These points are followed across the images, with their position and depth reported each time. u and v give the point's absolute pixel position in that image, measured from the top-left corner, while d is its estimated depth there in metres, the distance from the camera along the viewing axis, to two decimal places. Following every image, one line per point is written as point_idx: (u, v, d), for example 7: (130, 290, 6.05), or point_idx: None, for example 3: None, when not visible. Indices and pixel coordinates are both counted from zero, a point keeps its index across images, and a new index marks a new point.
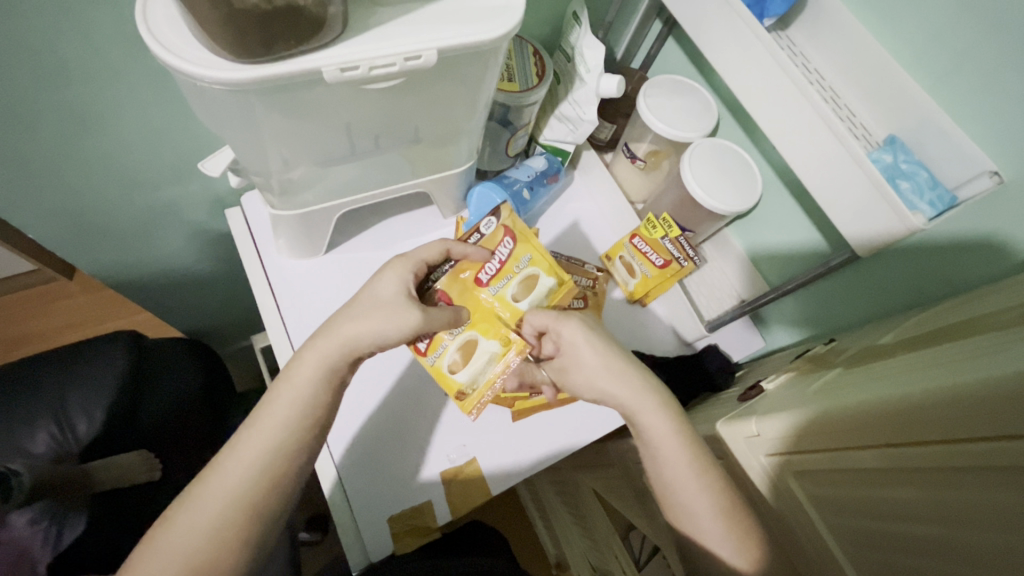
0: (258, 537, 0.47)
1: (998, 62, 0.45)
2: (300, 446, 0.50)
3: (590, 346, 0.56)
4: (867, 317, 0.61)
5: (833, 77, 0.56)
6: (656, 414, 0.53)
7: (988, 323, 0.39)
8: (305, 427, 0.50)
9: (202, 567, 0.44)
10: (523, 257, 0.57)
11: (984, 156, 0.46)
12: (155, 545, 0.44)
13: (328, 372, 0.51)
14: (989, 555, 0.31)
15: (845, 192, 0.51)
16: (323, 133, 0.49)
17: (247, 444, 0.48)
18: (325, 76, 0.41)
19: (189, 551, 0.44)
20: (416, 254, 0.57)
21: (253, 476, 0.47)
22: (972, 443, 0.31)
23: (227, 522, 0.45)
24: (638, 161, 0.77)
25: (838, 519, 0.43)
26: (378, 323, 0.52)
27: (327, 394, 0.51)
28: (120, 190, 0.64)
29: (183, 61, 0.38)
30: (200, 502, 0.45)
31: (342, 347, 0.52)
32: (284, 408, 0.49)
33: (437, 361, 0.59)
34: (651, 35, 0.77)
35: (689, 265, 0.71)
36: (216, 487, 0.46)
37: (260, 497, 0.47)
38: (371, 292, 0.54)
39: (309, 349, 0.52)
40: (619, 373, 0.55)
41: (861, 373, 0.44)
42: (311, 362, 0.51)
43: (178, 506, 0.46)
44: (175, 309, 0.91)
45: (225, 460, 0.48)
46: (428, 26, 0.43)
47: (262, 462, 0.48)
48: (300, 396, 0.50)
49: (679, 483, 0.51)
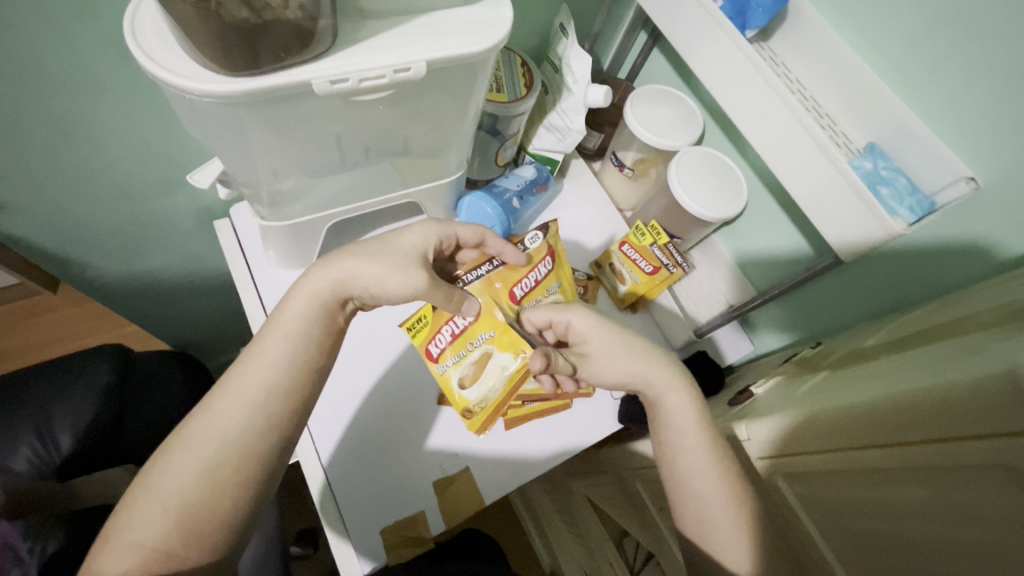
0: (256, 482, 0.48)
1: (966, 75, 0.46)
2: (292, 388, 0.50)
3: (602, 332, 0.57)
4: (851, 320, 0.62)
5: (813, 86, 0.58)
6: (684, 403, 0.55)
7: (971, 323, 0.39)
8: (296, 364, 0.50)
9: (195, 509, 0.45)
10: (553, 283, 0.62)
11: (961, 163, 0.48)
12: (149, 487, 0.45)
13: (320, 310, 0.52)
14: (992, 557, 0.31)
15: (828, 198, 0.52)
16: (313, 143, 0.49)
17: (237, 388, 0.48)
18: (314, 89, 0.41)
19: (183, 494, 0.45)
20: (454, 227, 0.58)
21: (246, 416, 0.47)
22: (965, 442, 0.32)
23: (222, 464, 0.46)
24: (626, 169, 0.78)
25: (833, 523, 0.43)
26: (380, 270, 0.52)
27: (320, 333, 0.52)
28: (105, 203, 0.63)
29: (173, 75, 0.38)
30: (192, 445, 0.46)
31: (335, 283, 0.52)
32: (275, 346, 0.50)
33: (450, 369, 0.59)
34: (637, 46, 0.78)
35: (678, 272, 0.72)
36: (207, 432, 0.46)
37: (252, 443, 0.47)
38: (391, 240, 0.55)
39: (303, 283, 0.52)
40: (644, 356, 0.56)
41: (847, 374, 0.45)
42: (302, 295, 0.51)
43: (167, 452, 0.46)
44: (163, 322, 0.90)
45: (217, 401, 0.48)
46: (416, 38, 0.44)
47: (253, 401, 0.48)
48: (290, 333, 0.50)
49: (687, 452, 0.52)
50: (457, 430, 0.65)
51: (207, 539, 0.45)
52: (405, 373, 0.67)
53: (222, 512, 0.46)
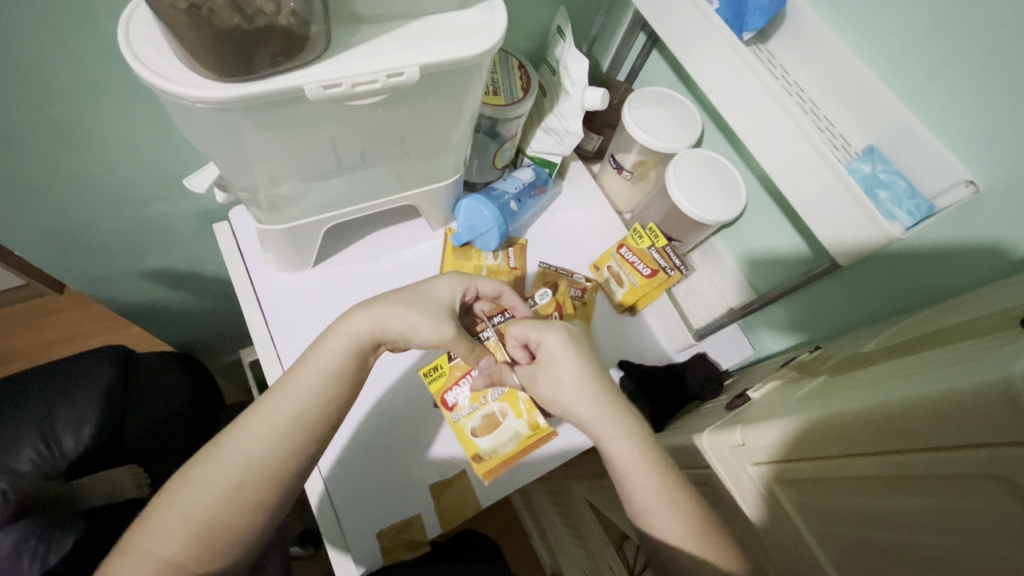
0: (273, 503, 0.48)
1: (969, 77, 0.46)
2: (323, 418, 0.50)
3: (565, 360, 0.56)
4: (852, 323, 0.62)
5: (811, 88, 0.57)
6: (621, 437, 0.53)
7: (970, 330, 0.39)
8: (328, 395, 0.51)
9: (211, 527, 0.45)
10: None
11: (960, 166, 0.47)
12: (177, 496, 0.45)
13: (356, 350, 0.52)
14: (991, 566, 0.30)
15: (828, 202, 0.51)
16: (308, 147, 0.49)
17: (274, 412, 0.49)
18: (307, 94, 0.41)
19: (206, 511, 0.45)
20: (476, 280, 0.60)
21: (275, 441, 0.48)
22: (964, 451, 0.31)
23: (244, 482, 0.46)
24: (625, 171, 0.77)
25: (829, 528, 0.42)
26: (417, 318, 0.53)
27: (354, 373, 0.52)
28: (106, 207, 0.64)
29: (167, 82, 0.38)
30: (218, 462, 0.47)
31: (373, 326, 0.53)
32: (311, 377, 0.50)
33: (463, 419, 0.63)
34: (636, 48, 0.78)
35: (677, 274, 0.72)
36: (237, 449, 0.47)
37: (269, 467, 0.47)
38: (423, 288, 0.56)
39: (344, 323, 0.53)
40: (590, 391, 0.55)
41: (843, 381, 0.45)
42: (342, 334, 0.52)
43: (193, 468, 0.47)
44: (165, 323, 0.91)
45: (250, 423, 0.48)
46: (409, 42, 0.43)
47: (282, 426, 0.48)
48: (329, 367, 0.51)
49: (640, 493, 0.51)
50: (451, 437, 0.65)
51: (220, 557, 0.45)
52: (402, 376, 0.67)
53: (241, 529, 0.46)
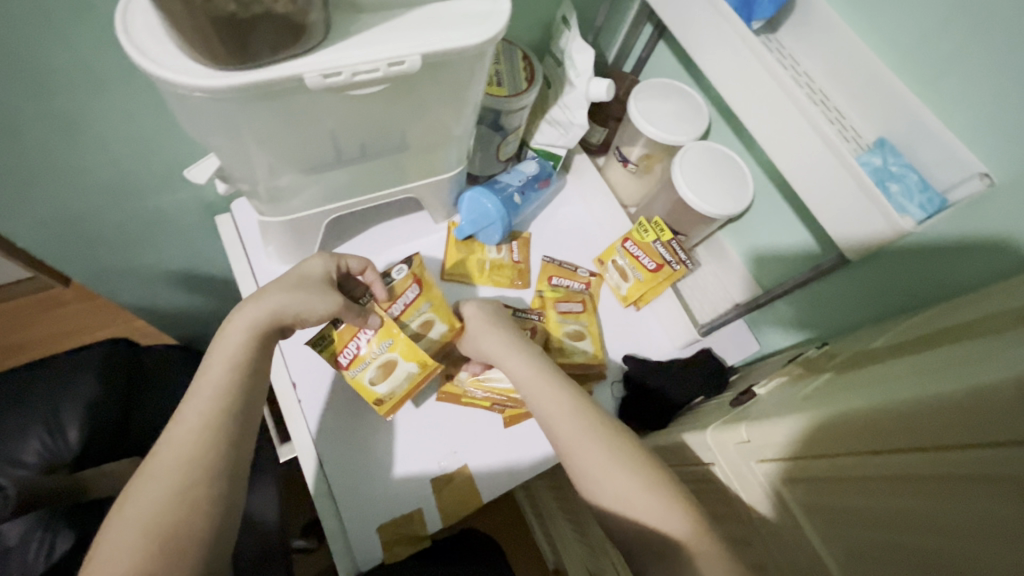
0: (227, 493, 0.43)
1: (983, 67, 0.45)
2: (246, 398, 0.48)
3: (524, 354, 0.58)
4: (860, 320, 0.61)
5: (821, 79, 0.56)
6: (567, 415, 0.52)
7: (983, 326, 0.38)
8: (242, 380, 0.48)
9: (169, 530, 0.39)
10: (581, 321, 0.70)
11: (974, 159, 0.46)
12: (118, 521, 0.39)
13: (259, 337, 0.51)
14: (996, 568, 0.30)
15: (836, 195, 0.50)
16: (309, 138, 0.49)
17: (194, 408, 0.46)
18: (307, 83, 0.41)
19: (160, 516, 0.39)
20: (342, 257, 0.60)
21: (210, 430, 0.44)
22: (972, 450, 0.31)
23: (193, 478, 0.42)
24: (630, 164, 0.76)
25: (833, 527, 0.41)
26: (308, 295, 0.54)
27: (259, 355, 0.51)
28: (108, 199, 0.64)
29: (163, 71, 0.38)
30: (158, 470, 0.42)
31: (271, 315, 0.52)
32: (219, 368, 0.48)
33: (355, 373, 0.60)
34: (642, 39, 0.77)
35: (682, 268, 0.70)
36: (170, 452, 0.43)
37: (215, 454, 0.43)
38: (298, 273, 0.56)
39: (238, 313, 0.51)
40: (552, 386, 0.55)
41: (851, 378, 0.44)
42: (240, 325, 0.50)
43: (132, 486, 0.41)
44: (169, 316, 0.91)
45: (175, 426, 0.45)
46: (410, 31, 0.43)
47: (211, 414, 0.45)
48: (232, 354, 0.49)
49: (605, 478, 0.48)
50: (413, 452, 0.63)
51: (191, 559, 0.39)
52: None
53: (205, 525, 0.40)
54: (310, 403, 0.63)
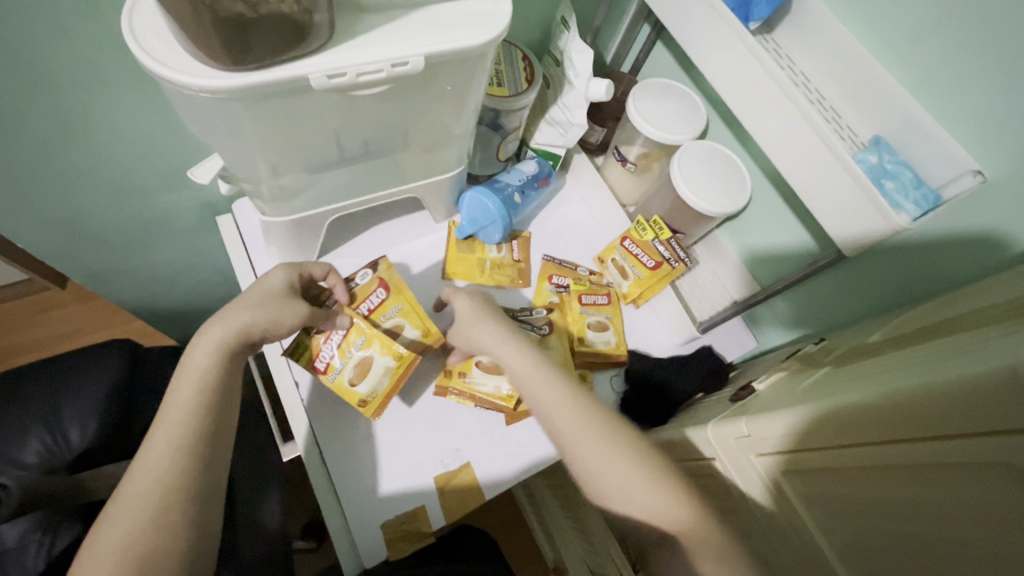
0: (199, 513, 0.45)
1: (976, 66, 0.45)
2: (216, 417, 0.49)
3: (516, 350, 0.58)
4: (857, 315, 0.61)
5: (817, 78, 0.57)
6: (561, 407, 0.54)
7: (976, 319, 0.39)
8: (210, 401, 0.49)
9: (145, 558, 0.41)
10: (604, 313, 0.72)
11: (967, 156, 0.47)
12: (90, 551, 0.41)
13: (226, 355, 0.51)
14: (997, 553, 0.30)
15: (832, 192, 0.51)
16: (313, 138, 0.49)
17: (164, 432, 0.46)
18: (312, 83, 0.41)
19: (134, 545, 0.41)
20: (306, 264, 0.61)
21: (180, 455, 0.45)
22: (967, 439, 0.31)
23: (165, 505, 0.43)
24: (629, 163, 0.77)
25: (832, 517, 0.42)
26: (272, 310, 0.54)
27: (227, 379, 0.51)
28: (110, 199, 0.64)
29: (170, 70, 0.38)
30: (129, 498, 0.43)
31: (237, 331, 0.52)
32: (187, 389, 0.49)
33: (337, 374, 0.60)
34: (640, 40, 0.77)
35: (680, 267, 0.71)
36: (140, 477, 0.44)
37: (186, 478, 0.45)
38: (260, 284, 0.56)
39: (202, 337, 0.51)
40: (545, 380, 0.56)
41: (849, 371, 0.45)
42: (206, 346, 0.50)
43: (104, 515, 0.43)
44: (169, 316, 0.91)
45: (145, 452, 0.45)
46: (414, 32, 0.43)
47: (180, 438, 0.46)
48: (199, 374, 0.49)
49: (597, 467, 0.50)
50: (399, 457, 0.63)
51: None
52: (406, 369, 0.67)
53: (179, 548, 0.43)
54: (312, 401, 0.64)
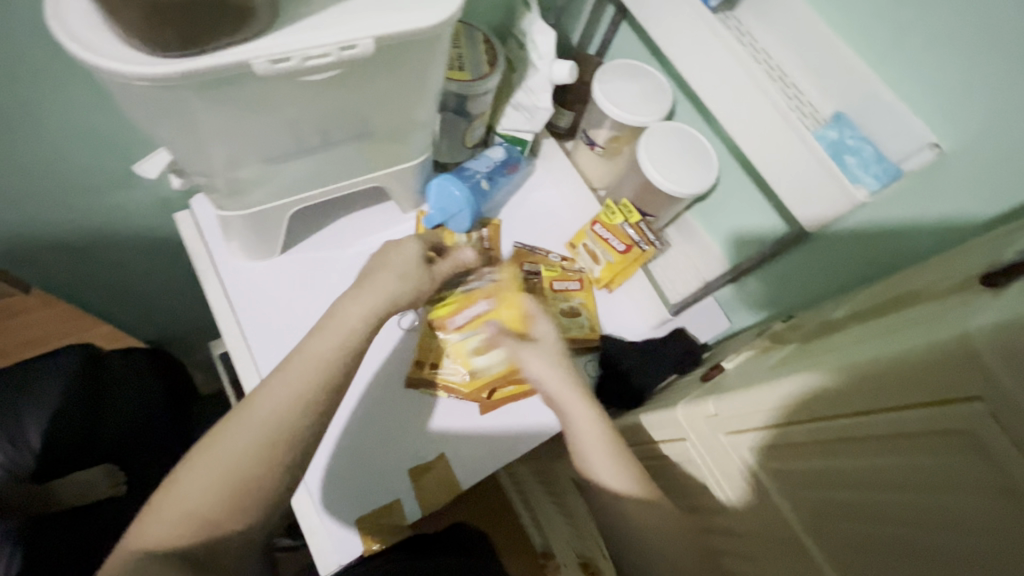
0: (295, 466, 0.45)
1: (932, 39, 0.45)
2: (346, 376, 0.48)
3: (552, 368, 0.58)
4: (823, 293, 0.62)
5: (780, 55, 0.56)
6: (590, 424, 0.56)
7: (932, 291, 0.39)
8: (349, 359, 0.48)
9: (242, 485, 0.42)
10: (577, 298, 0.72)
11: (924, 129, 0.47)
12: (204, 458, 0.43)
13: (374, 320, 0.51)
14: (953, 520, 0.31)
15: (795, 169, 0.52)
16: (264, 128, 0.48)
17: (301, 371, 0.46)
18: (255, 69, 0.39)
19: (236, 470, 0.42)
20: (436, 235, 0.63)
21: (302, 405, 0.45)
22: (923, 409, 0.31)
23: (273, 447, 0.43)
24: (598, 147, 0.77)
25: (796, 492, 0.42)
26: (403, 284, 0.54)
27: (367, 338, 0.50)
28: (57, 198, 0.61)
29: (102, 59, 0.36)
30: (248, 421, 0.44)
31: (383, 302, 0.52)
32: (329, 345, 0.48)
33: (461, 339, 0.65)
34: (605, 21, 0.76)
35: (650, 249, 0.72)
36: (260, 412, 0.44)
37: (297, 433, 0.45)
38: (402, 252, 0.56)
39: (362, 295, 0.51)
40: (575, 394, 0.57)
41: (814, 346, 0.45)
42: (360, 308, 0.50)
43: (224, 427, 0.44)
44: (132, 319, 0.88)
45: (274, 382, 0.46)
46: (365, 13, 0.42)
47: (309, 386, 0.46)
48: (344, 333, 0.49)
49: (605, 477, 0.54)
50: (451, 419, 0.65)
51: (247, 514, 0.43)
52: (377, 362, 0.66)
53: (270, 488, 0.43)
54: None
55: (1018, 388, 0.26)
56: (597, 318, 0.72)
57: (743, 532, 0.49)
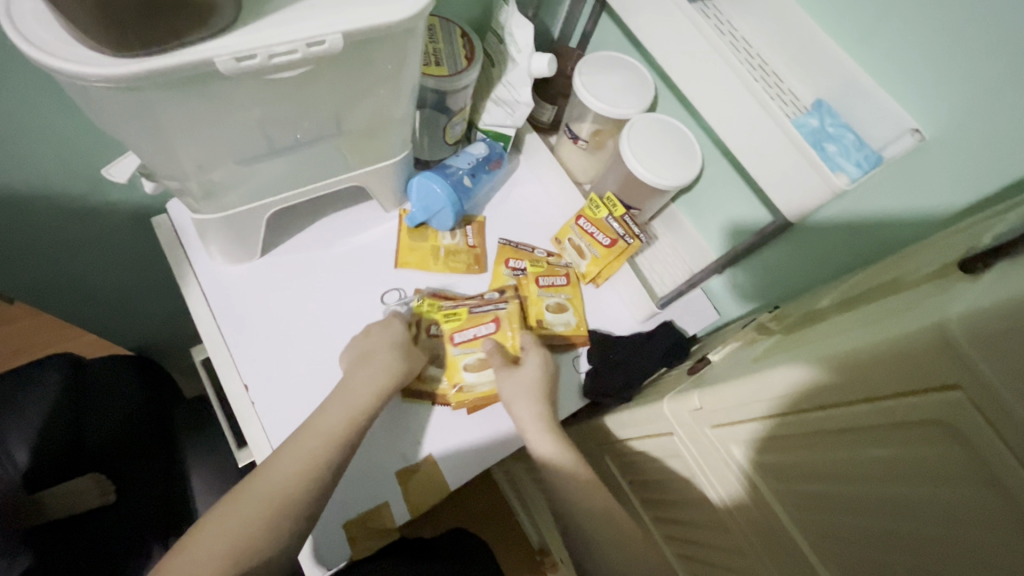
0: (298, 532, 0.47)
1: (909, 23, 0.45)
2: (351, 448, 0.53)
3: (531, 400, 0.61)
4: (808, 283, 0.62)
5: (759, 44, 0.56)
6: (568, 465, 0.57)
7: (912, 278, 0.39)
8: (354, 430, 0.53)
9: (246, 548, 0.44)
10: (564, 293, 0.71)
11: (905, 115, 0.47)
12: (215, 520, 0.45)
13: (377, 398, 0.57)
14: (935, 510, 0.30)
15: (775, 158, 0.51)
16: (234, 129, 0.47)
17: (311, 439, 0.51)
18: (219, 68, 0.38)
19: (243, 532, 0.44)
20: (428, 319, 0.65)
21: (311, 470, 0.49)
22: (901, 398, 0.31)
23: (281, 508, 0.47)
24: (581, 141, 0.76)
25: (781, 484, 0.42)
26: (398, 360, 0.59)
27: (371, 415, 0.56)
28: (28, 206, 0.60)
29: (56, 60, 0.35)
30: (263, 487, 0.47)
31: (383, 379, 0.57)
32: (336, 416, 0.53)
33: (458, 352, 0.64)
34: (585, 12, 0.75)
35: (635, 242, 0.71)
36: (276, 476, 0.48)
37: (308, 496, 0.48)
38: (389, 330, 0.62)
39: (367, 376, 0.57)
40: (549, 433, 0.59)
41: (796, 337, 0.45)
42: (366, 385, 0.56)
43: (239, 492, 0.47)
44: (115, 326, 0.87)
45: (290, 449, 0.50)
46: (332, 8, 0.41)
47: (318, 453, 0.50)
48: (352, 408, 0.54)
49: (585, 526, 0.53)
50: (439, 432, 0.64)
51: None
52: None
53: (272, 554, 0.45)
54: (264, 405, 0.61)
55: (998, 377, 0.26)
56: (584, 314, 0.71)
57: (732, 525, 0.48)
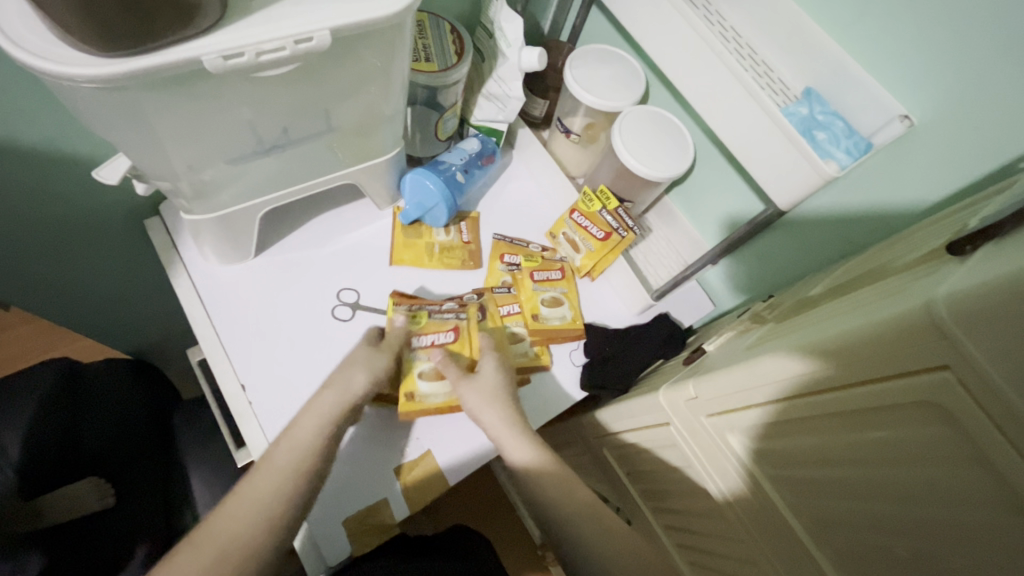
0: None
1: (896, 10, 0.45)
2: (303, 487, 0.48)
3: (496, 410, 0.57)
4: (802, 270, 0.62)
5: (749, 33, 0.55)
6: (552, 484, 0.52)
7: (902, 263, 0.39)
8: (307, 467, 0.49)
9: None
10: (560, 287, 0.71)
11: (894, 102, 0.47)
12: None
13: (331, 428, 0.52)
14: (930, 490, 0.31)
15: (766, 147, 0.51)
16: (224, 127, 0.46)
17: (257, 484, 0.46)
18: (207, 66, 0.38)
19: None
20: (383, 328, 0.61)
21: (257, 517, 0.45)
22: (893, 380, 0.31)
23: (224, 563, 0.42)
24: (573, 135, 0.76)
25: (778, 470, 0.43)
26: (362, 371, 0.55)
27: (327, 450, 0.51)
28: (19, 210, 0.60)
29: (40, 60, 0.35)
30: (202, 543, 0.43)
31: (339, 400, 0.53)
32: (283, 457, 0.48)
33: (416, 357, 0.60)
34: (575, 6, 0.75)
35: (630, 235, 0.70)
36: (218, 529, 0.43)
37: (256, 546, 0.44)
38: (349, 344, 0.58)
39: (316, 406, 0.52)
40: (519, 440, 0.55)
41: (789, 325, 0.45)
42: (311, 416, 0.51)
43: (176, 552, 0.42)
44: (111, 330, 0.87)
45: (235, 498, 0.46)
46: (319, 4, 0.41)
47: (264, 498, 0.46)
48: (300, 444, 0.49)
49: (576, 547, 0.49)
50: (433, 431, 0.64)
51: None
52: None
53: None
54: (261, 405, 0.61)
55: (986, 358, 0.26)
56: (579, 309, 0.72)
57: (730, 514, 0.48)
